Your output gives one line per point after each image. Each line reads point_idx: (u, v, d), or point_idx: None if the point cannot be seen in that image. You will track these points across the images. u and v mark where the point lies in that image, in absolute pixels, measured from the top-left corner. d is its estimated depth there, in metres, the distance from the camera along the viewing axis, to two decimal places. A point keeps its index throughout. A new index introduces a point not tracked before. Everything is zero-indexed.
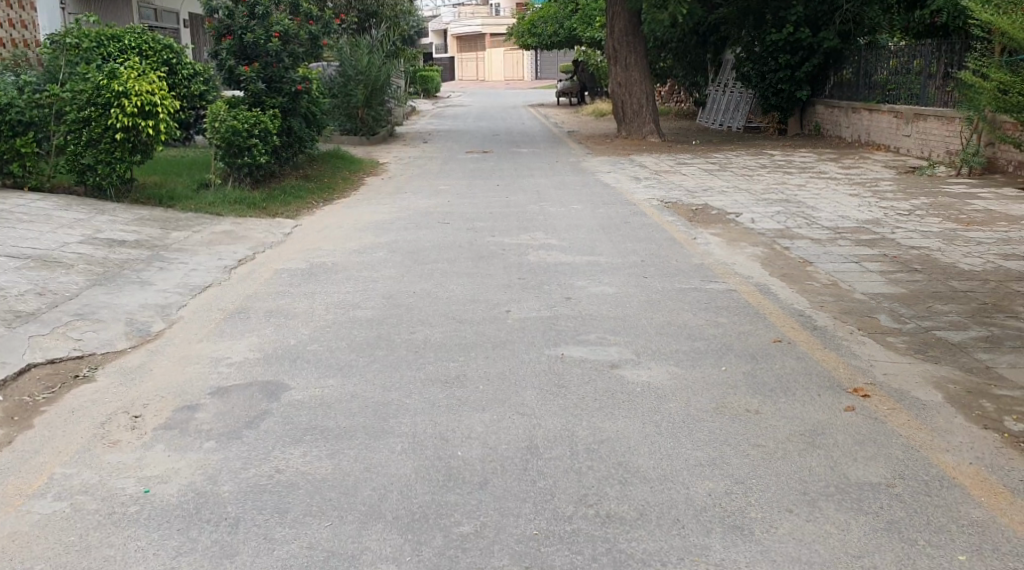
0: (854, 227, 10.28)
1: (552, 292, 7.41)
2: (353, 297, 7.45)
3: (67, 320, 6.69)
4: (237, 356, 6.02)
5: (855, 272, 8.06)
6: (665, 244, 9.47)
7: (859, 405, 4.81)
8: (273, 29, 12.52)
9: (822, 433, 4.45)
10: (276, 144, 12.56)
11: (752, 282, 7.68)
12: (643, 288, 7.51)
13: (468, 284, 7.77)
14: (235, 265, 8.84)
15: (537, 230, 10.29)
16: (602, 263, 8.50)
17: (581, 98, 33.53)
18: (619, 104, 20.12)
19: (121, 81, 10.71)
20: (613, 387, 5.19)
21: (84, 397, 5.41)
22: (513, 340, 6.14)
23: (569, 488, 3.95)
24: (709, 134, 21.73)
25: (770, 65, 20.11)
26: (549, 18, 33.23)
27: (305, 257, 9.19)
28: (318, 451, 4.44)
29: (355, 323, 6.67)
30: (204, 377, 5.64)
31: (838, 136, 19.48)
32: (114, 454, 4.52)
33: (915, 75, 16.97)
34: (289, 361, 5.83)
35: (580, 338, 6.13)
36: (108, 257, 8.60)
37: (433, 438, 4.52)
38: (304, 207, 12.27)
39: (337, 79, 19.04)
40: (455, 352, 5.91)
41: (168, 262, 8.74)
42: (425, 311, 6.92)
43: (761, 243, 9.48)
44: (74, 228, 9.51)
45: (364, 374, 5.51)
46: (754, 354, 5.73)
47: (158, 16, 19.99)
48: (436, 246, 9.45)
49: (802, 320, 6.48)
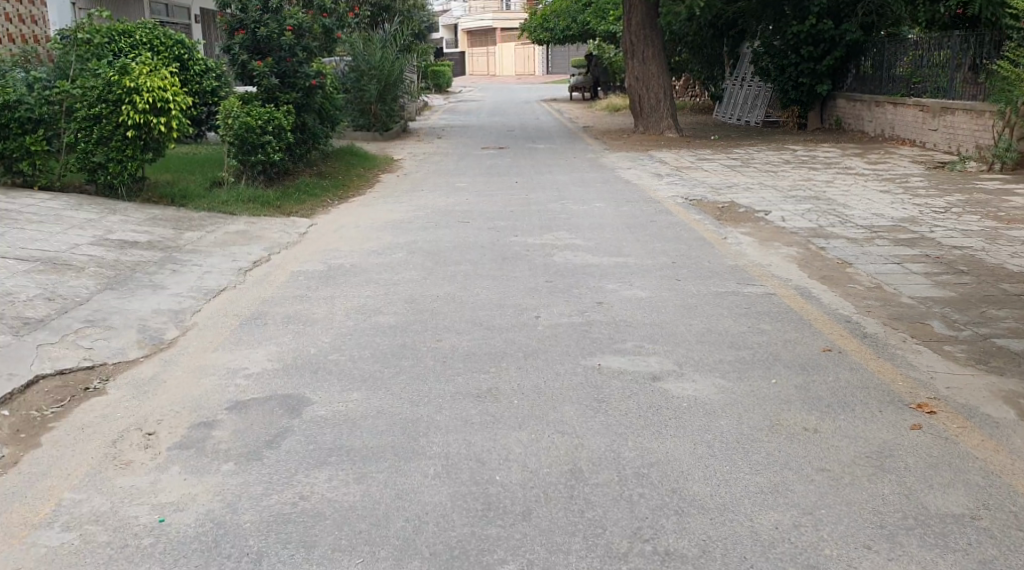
0: (890, 225, 9.92)
1: (582, 296, 7.08)
2: (373, 301, 7.12)
3: (76, 327, 6.39)
4: (255, 366, 5.70)
5: (898, 274, 7.69)
6: (694, 244, 9.12)
7: (926, 423, 4.48)
8: (286, 22, 12.21)
9: (890, 457, 4.15)
10: (290, 141, 12.25)
11: (791, 285, 7.34)
12: (677, 292, 7.18)
13: (493, 287, 7.45)
14: (249, 267, 8.52)
15: (560, 229, 9.94)
16: (631, 264, 8.16)
17: (595, 92, 33.11)
18: (637, 98, 19.73)
19: (133, 77, 10.42)
20: (657, 402, 4.85)
21: (94, 412, 5.10)
22: (546, 349, 5.80)
23: (621, 520, 3.68)
24: (728, 129, 21.35)
25: (790, 58, 19.67)
26: (562, 12, 32.84)
27: (322, 258, 8.87)
28: (345, 474, 4.12)
29: (378, 330, 6.35)
30: (221, 389, 5.33)
31: (861, 130, 19.09)
32: (127, 478, 4.21)
33: (942, 68, 16.55)
34: (310, 372, 5.51)
35: (616, 347, 5.79)
36: (119, 259, 8.30)
37: (468, 460, 4.20)
38: (319, 205, 11.97)
39: (350, 74, 18.74)
40: (485, 363, 5.57)
41: (181, 264, 8.43)
42: (449, 318, 6.59)
43: (795, 243, 9.11)
44: (85, 229, 9.22)
45: (390, 387, 5.18)
46: (804, 364, 5.39)
47: (169, 13, 19.73)
48: (457, 247, 9.12)
49: (850, 327, 6.14)
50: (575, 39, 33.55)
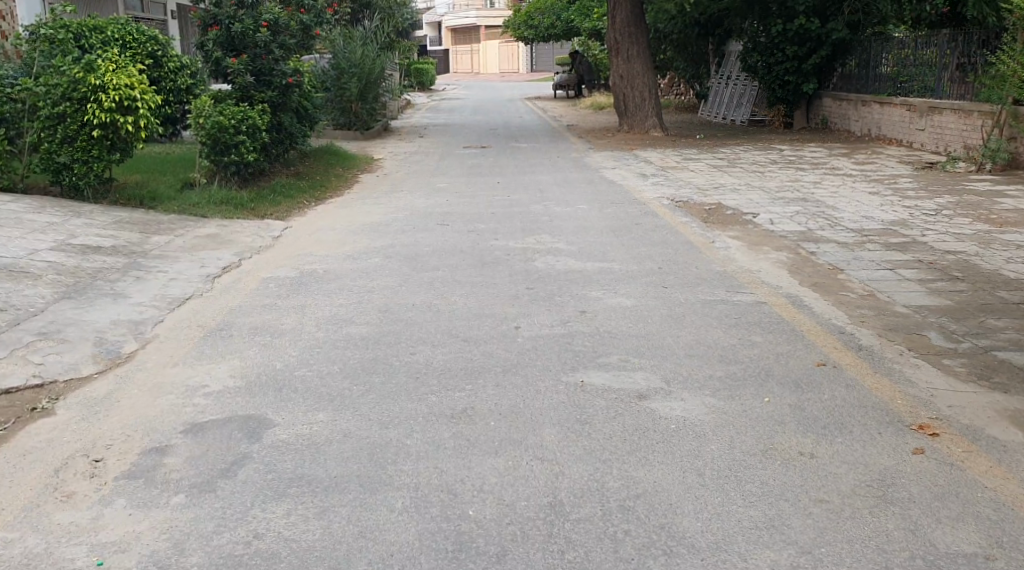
0: (881, 228, 9.65)
1: (564, 305, 6.76)
2: (345, 311, 6.79)
3: (28, 340, 6.03)
4: (215, 384, 5.34)
5: (891, 281, 7.42)
6: (681, 249, 8.81)
7: (929, 447, 4.19)
8: (262, 18, 11.95)
9: (893, 485, 3.87)
10: (265, 141, 11.87)
11: (782, 293, 7.05)
12: (664, 300, 6.88)
13: (471, 294, 7.13)
14: (218, 274, 8.15)
15: (543, 232, 9.64)
16: (616, 270, 7.86)
17: (579, 90, 32.79)
18: (621, 96, 19.41)
19: (98, 74, 10.03)
20: (645, 425, 4.53)
21: (40, 436, 4.74)
22: (526, 364, 5.48)
23: (603, 562, 3.42)
24: (713, 127, 21.08)
25: (776, 56, 19.39)
26: (546, 10, 32.62)
27: (294, 263, 8.53)
28: (304, 508, 3.81)
29: (349, 343, 6.01)
30: (178, 410, 4.98)
31: (847, 130, 18.85)
32: (66, 513, 3.89)
33: (929, 66, 16.31)
34: (273, 391, 5.16)
35: (599, 362, 5.48)
36: (81, 266, 7.93)
37: (439, 491, 3.89)
38: (294, 207, 11.61)
39: (330, 72, 18.39)
40: (460, 380, 5.23)
41: (145, 270, 8.07)
42: (423, 329, 6.26)
43: (785, 247, 8.82)
44: (46, 233, 8.84)
45: (359, 407, 4.84)
46: (798, 381, 5.09)
47: (144, 8, 19.40)
48: (434, 251, 8.79)
49: (844, 339, 5.84)
50: (559, 37, 33.26)
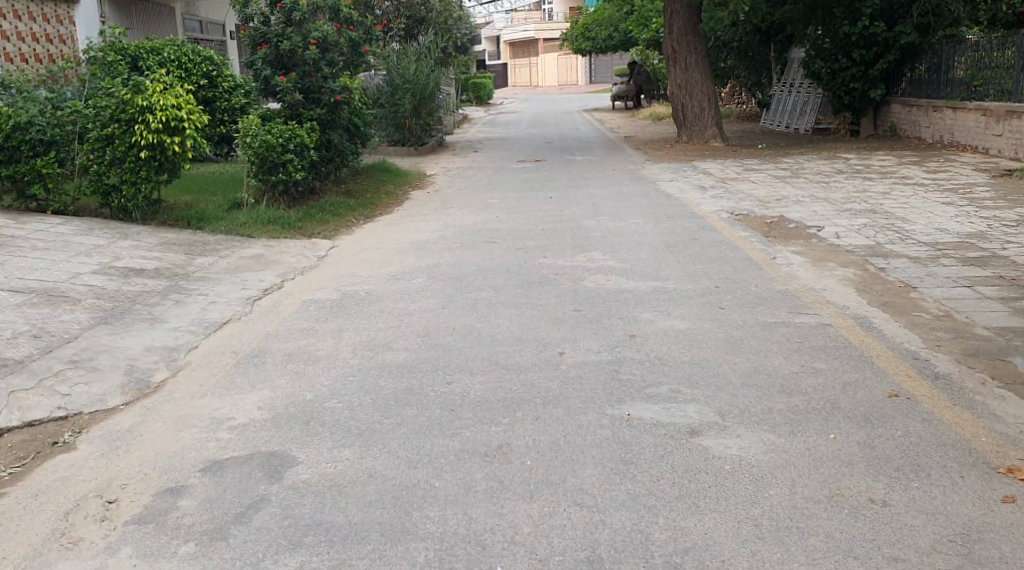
0: (957, 242, 9.09)
1: (613, 328, 6.40)
2: (383, 335, 6.52)
3: (58, 369, 5.85)
4: (242, 417, 5.06)
5: (970, 300, 6.91)
6: (740, 265, 8.37)
7: (1021, 495, 3.74)
8: (311, 36, 11.71)
9: (979, 541, 3.46)
10: (314, 158, 11.69)
11: (849, 314, 6.60)
12: (719, 322, 6.47)
13: (517, 317, 6.80)
14: (258, 296, 7.94)
15: (593, 249, 9.28)
16: (670, 290, 7.46)
17: (638, 102, 32.33)
18: (679, 107, 18.93)
19: (146, 95, 9.94)
20: (697, 466, 4.14)
21: (56, 474, 4.51)
22: (569, 395, 5.12)
23: None
24: (775, 137, 20.49)
25: (841, 62, 18.68)
26: (603, 21, 32.39)
27: (336, 285, 8.30)
28: (319, 561, 3.56)
29: (384, 371, 5.71)
30: (200, 446, 4.71)
31: (917, 136, 18.14)
32: (69, 565, 3.68)
33: (1006, 69, 15.56)
34: (301, 425, 4.87)
35: (648, 393, 5.09)
36: (121, 290, 7.78)
37: (467, 543, 3.61)
38: (343, 225, 11.41)
39: (385, 89, 18.28)
40: (498, 414, 4.89)
41: (186, 293, 7.89)
42: (462, 355, 5.94)
43: (851, 263, 8.32)
44: (91, 255, 8.73)
45: (387, 444, 4.53)
46: (868, 414, 4.69)
47: (203, 28, 19.74)
48: (481, 270, 8.50)
49: (919, 366, 5.39)
50: (617, 48, 32.90)
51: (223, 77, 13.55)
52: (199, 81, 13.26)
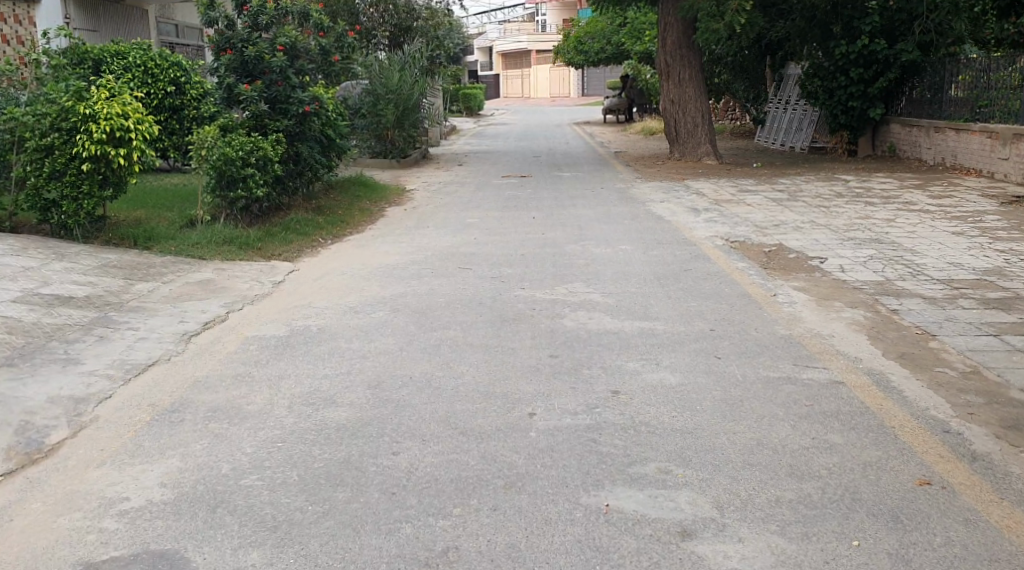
0: (974, 279, 8.28)
1: (594, 383, 5.53)
2: (327, 386, 5.63)
3: None
4: (139, 498, 4.18)
5: (999, 353, 6.07)
6: (738, 303, 7.50)
7: None
8: (278, 42, 10.88)
9: None
10: (278, 173, 10.80)
11: (863, 369, 5.74)
12: (715, 376, 5.61)
13: (484, 365, 5.93)
14: (197, 330, 7.07)
15: (577, 279, 8.44)
16: (658, 333, 6.60)
17: (629, 115, 31.45)
18: (672, 122, 18.04)
19: (89, 103, 9.09)
20: None
21: None
22: (539, 475, 4.25)
23: None
24: (770, 156, 19.69)
25: (839, 80, 17.81)
26: (596, 34, 31.68)
27: (287, 317, 7.42)
28: None
29: (320, 435, 4.82)
30: (74, 541, 3.83)
31: (916, 157, 17.33)
32: None
33: (1013, 89, 14.73)
34: (208, 511, 4.02)
35: (631, 474, 4.23)
36: (40, 322, 6.87)
37: None
38: (307, 244, 10.56)
39: (366, 98, 17.41)
40: (448, 500, 4.05)
41: (114, 326, 6.99)
42: (413, 416, 5.06)
43: (860, 302, 7.50)
44: (17, 280, 7.83)
45: (307, 544, 3.74)
46: (897, 511, 3.89)
47: (180, 33, 18.94)
48: (449, 304, 7.62)
49: (952, 444, 4.56)
50: (610, 61, 32.13)
51: (192, 83, 12.69)
52: (165, 88, 12.40)
